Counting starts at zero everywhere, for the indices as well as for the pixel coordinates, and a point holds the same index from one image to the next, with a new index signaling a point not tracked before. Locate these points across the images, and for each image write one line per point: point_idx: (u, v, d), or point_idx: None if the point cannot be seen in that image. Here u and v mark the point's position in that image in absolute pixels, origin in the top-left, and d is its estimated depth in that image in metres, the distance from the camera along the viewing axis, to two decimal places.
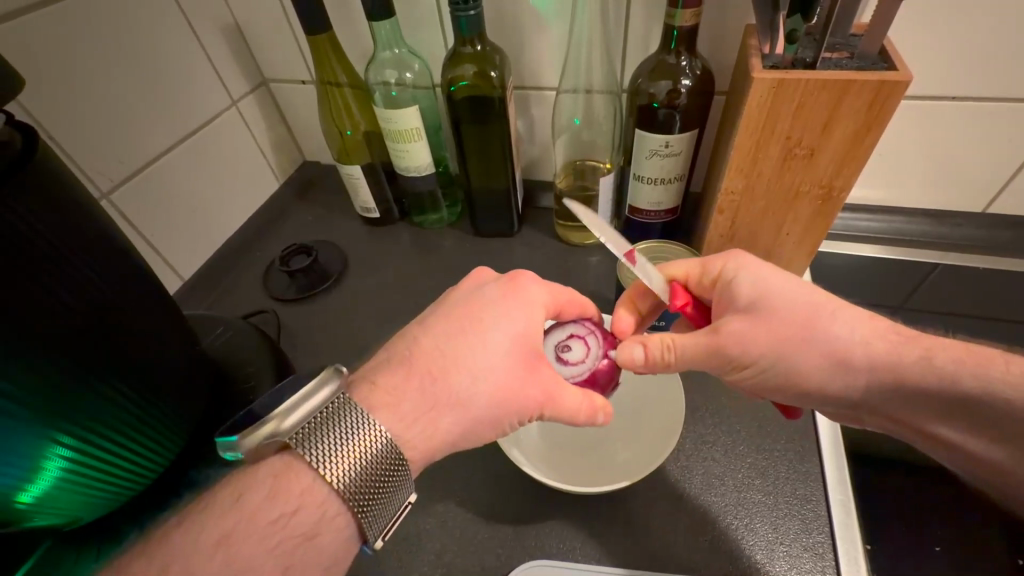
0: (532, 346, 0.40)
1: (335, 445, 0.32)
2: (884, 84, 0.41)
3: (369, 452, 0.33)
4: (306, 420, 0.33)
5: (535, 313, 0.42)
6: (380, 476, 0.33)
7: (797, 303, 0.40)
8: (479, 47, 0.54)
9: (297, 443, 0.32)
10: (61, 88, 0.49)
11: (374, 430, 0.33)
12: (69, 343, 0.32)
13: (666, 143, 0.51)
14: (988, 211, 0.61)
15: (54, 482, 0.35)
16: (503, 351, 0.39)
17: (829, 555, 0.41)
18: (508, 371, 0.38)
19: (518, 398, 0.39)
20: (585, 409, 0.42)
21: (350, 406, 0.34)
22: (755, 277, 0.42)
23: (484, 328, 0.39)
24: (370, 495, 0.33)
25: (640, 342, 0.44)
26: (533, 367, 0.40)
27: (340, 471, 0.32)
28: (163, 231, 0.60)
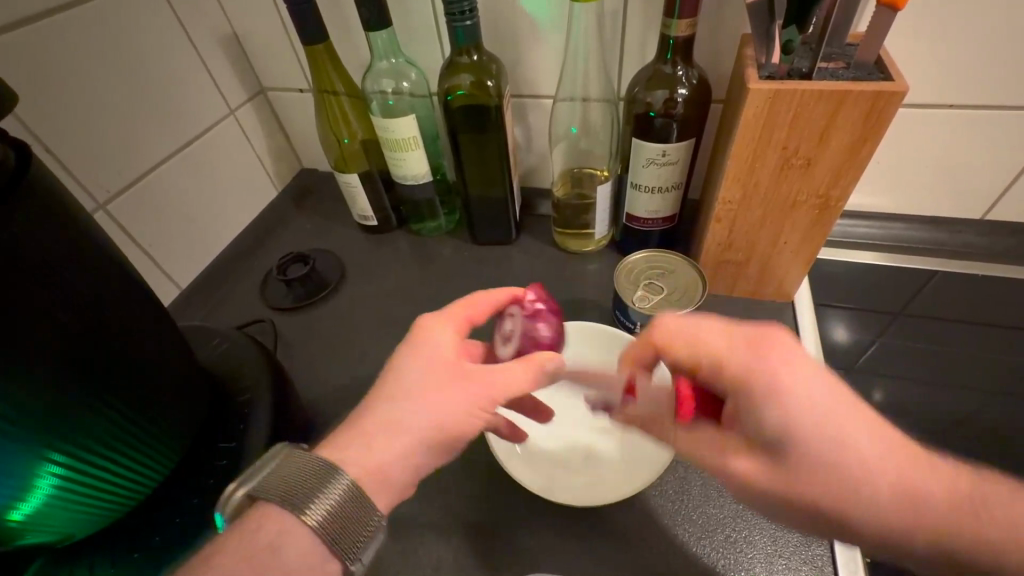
0: (448, 354, 0.42)
1: (293, 497, 0.34)
2: (881, 95, 0.41)
3: (333, 491, 0.34)
4: (262, 483, 0.35)
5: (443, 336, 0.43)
6: (346, 510, 0.34)
7: (823, 446, 0.34)
8: (475, 56, 0.54)
9: (259, 492, 0.34)
10: (59, 100, 0.49)
11: (330, 473, 0.35)
12: (63, 359, 0.32)
13: (663, 152, 0.51)
14: (988, 218, 0.61)
15: (47, 498, 0.35)
16: (422, 375, 0.40)
17: (829, 569, 0.41)
18: (435, 391, 0.39)
19: (462, 408, 0.40)
20: (531, 383, 0.43)
21: (301, 462, 0.36)
22: (783, 413, 0.34)
23: (401, 365, 0.41)
24: (340, 531, 0.34)
25: (631, 345, 0.44)
26: (458, 371, 0.41)
27: (308, 509, 0.34)
28: (160, 241, 0.60)
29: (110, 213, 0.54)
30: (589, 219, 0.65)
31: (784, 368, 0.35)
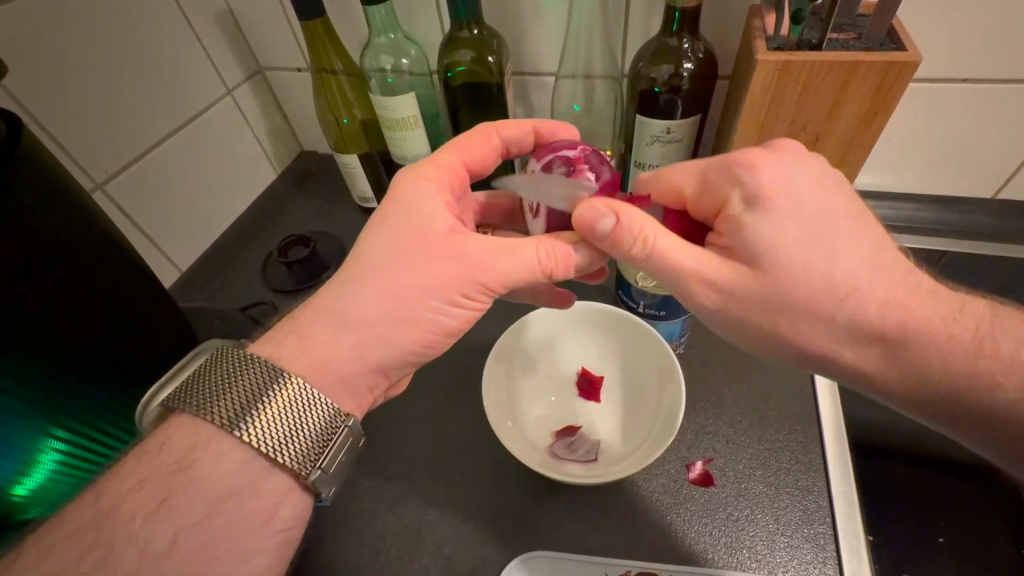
0: (438, 232, 0.37)
1: (216, 395, 0.33)
2: (892, 66, 0.40)
3: (259, 386, 0.33)
4: (180, 385, 0.33)
5: (433, 209, 0.38)
6: (279, 403, 0.33)
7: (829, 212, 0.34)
8: (477, 31, 0.53)
9: (177, 402, 0.32)
10: (52, 75, 0.48)
11: (253, 365, 0.34)
12: (60, 339, 0.32)
13: (667, 129, 0.50)
14: (999, 197, 0.60)
15: (48, 473, 0.35)
16: (398, 244, 0.36)
17: (830, 547, 0.41)
18: (400, 267, 0.36)
19: (432, 286, 0.36)
20: (545, 259, 0.38)
21: (222, 356, 0.34)
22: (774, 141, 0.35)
23: (363, 239, 0.37)
24: (293, 434, 0.33)
25: (614, 213, 0.36)
26: (455, 249, 0.37)
27: (248, 424, 0.32)
28: (159, 221, 0.60)
29: (108, 193, 0.54)
30: None
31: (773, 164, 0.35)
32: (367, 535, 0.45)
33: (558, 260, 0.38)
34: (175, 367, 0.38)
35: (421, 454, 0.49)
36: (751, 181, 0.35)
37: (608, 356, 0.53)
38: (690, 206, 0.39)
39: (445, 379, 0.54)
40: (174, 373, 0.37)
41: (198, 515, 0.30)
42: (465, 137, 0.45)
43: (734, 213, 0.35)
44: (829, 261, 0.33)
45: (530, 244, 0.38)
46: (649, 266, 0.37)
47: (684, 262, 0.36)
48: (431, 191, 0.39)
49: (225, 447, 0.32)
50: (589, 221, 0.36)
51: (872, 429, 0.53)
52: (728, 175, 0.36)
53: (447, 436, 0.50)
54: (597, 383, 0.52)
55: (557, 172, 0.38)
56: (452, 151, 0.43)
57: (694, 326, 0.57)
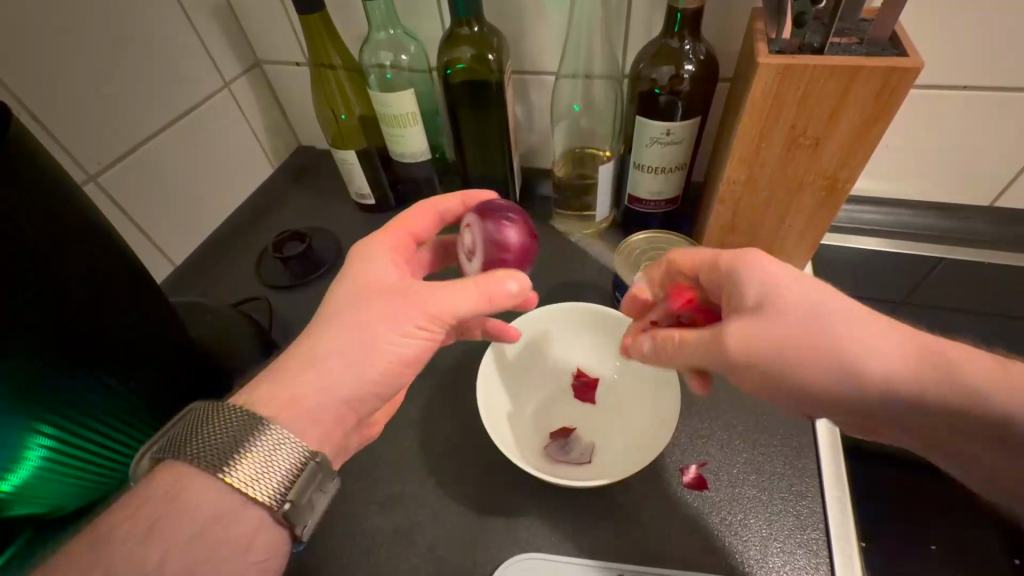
0: (382, 283, 0.39)
1: (209, 452, 0.31)
2: (894, 71, 0.40)
3: (255, 442, 0.32)
4: (171, 440, 0.32)
5: (383, 267, 0.40)
6: (279, 460, 0.32)
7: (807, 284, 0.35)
8: (476, 28, 0.52)
9: (168, 454, 0.32)
10: (44, 65, 0.47)
11: (246, 422, 0.32)
12: (53, 334, 0.31)
13: (668, 131, 0.50)
14: (996, 205, 0.60)
15: (35, 470, 0.35)
16: (345, 294, 0.38)
17: (824, 552, 0.41)
18: (353, 310, 0.37)
19: (384, 319, 0.37)
20: (484, 297, 0.39)
21: (211, 411, 0.33)
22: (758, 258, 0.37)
23: (328, 296, 0.39)
24: (277, 482, 0.32)
25: (649, 334, 0.43)
26: (398, 292, 0.38)
27: (239, 471, 0.31)
28: (153, 215, 0.59)
29: (101, 184, 0.53)
30: (590, 201, 0.64)
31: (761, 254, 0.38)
32: (359, 533, 0.45)
33: (498, 295, 0.40)
34: (160, 417, 0.36)
35: (415, 453, 0.49)
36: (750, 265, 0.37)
37: (606, 358, 0.53)
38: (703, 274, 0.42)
39: (439, 377, 0.54)
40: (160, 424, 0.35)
41: (185, 514, 0.30)
42: (409, 209, 0.47)
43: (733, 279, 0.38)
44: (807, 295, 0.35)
45: (467, 282, 0.39)
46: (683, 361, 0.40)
47: (702, 355, 0.38)
48: (380, 252, 0.42)
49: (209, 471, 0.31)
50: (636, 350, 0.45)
51: None
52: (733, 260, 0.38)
53: (440, 436, 0.50)
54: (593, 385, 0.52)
55: (508, 234, 0.43)
56: (399, 223, 0.46)
57: None
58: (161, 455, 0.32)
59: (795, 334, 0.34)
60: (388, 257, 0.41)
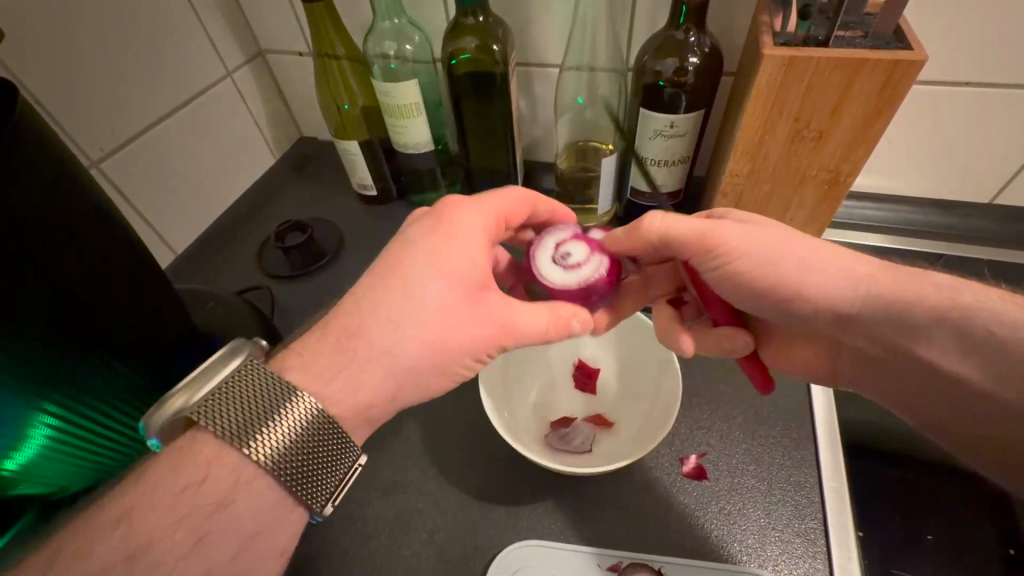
0: (475, 278, 0.38)
1: (242, 420, 0.32)
2: (898, 64, 0.40)
3: (285, 416, 0.32)
4: (212, 395, 0.32)
5: (469, 258, 0.38)
6: (304, 439, 0.33)
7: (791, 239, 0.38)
8: (481, 19, 0.52)
9: (201, 416, 0.31)
10: (48, 49, 0.47)
11: (282, 394, 0.33)
12: (57, 315, 0.31)
13: (671, 123, 0.50)
14: (996, 202, 0.60)
15: (39, 450, 0.35)
16: (427, 292, 0.36)
17: (821, 541, 0.41)
18: (434, 321, 0.36)
19: (446, 349, 0.37)
20: (554, 326, 0.41)
21: (256, 376, 0.33)
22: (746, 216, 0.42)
23: (410, 278, 0.37)
24: (303, 456, 0.33)
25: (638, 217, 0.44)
26: (478, 300, 0.38)
27: (261, 444, 0.31)
28: (155, 202, 0.59)
29: (104, 171, 0.53)
30: (592, 193, 0.64)
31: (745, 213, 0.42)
32: (359, 520, 0.45)
33: (563, 329, 0.42)
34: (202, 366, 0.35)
35: (415, 442, 0.49)
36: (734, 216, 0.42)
37: (607, 349, 0.53)
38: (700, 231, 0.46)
39: None
40: (200, 374, 0.34)
41: (188, 495, 0.30)
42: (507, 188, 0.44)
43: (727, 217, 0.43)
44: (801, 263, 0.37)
45: (542, 307, 0.41)
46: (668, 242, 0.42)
47: (688, 228, 0.41)
48: (468, 238, 0.39)
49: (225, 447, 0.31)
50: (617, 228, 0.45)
51: (863, 429, 0.53)
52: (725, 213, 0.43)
53: (441, 426, 0.50)
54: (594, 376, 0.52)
55: (597, 279, 0.44)
56: (504, 202, 0.43)
57: None
58: (195, 418, 0.31)
59: (771, 249, 0.38)
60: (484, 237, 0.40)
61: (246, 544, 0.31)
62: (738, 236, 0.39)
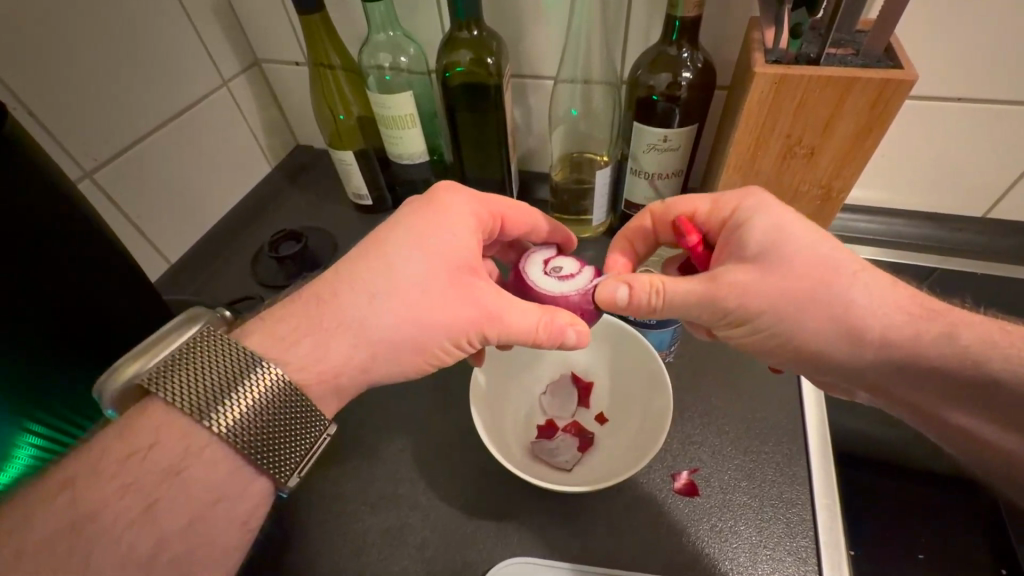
0: (465, 265, 0.39)
1: (198, 385, 0.32)
2: (889, 83, 0.40)
3: (248, 384, 0.32)
4: (166, 362, 0.32)
5: (461, 241, 0.40)
6: (268, 409, 0.33)
7: (805, 252, 0.38)
8: (475, 32, 0.52)
9: (155, 381, 0.31)
10: (43, 61, 0.47)
11: (243, 359, 0.33)
12: (42, 334, 0.31)
13: (665, 137, 0.50)
14: (989, 216, 0.60)
15: (26, 470, 0.35)
16: (416, 271, 0.37)
17: (812, 560, 0.41)
18: (417, 300, 0.37)
19: (438, 326, 0.37)
20: (543, 328, 0.40)
21: (214, 342, 0.33)
22: (767, 212, 0.40)
23: (398, 258, 0.37)
24: (265, 421, 0.33)
25: (626, 282, 0.41)
26: (467, 286, 0.39)
27: (221, 414, 0.31)
28: (148, 212, 0.59)
29: (97, 181, 0.53)
30: (588, 205, 0.63)
31: (770, 199, 0.41)
32: (348, 535, 0.45)
33: (554, 331, 0.40)
34: (156, 336, 0.35)
35: (406, 456, 0.49)
36: (750, 208, 0.41)
37: (598, 361, 0.53)
38: (705, 225, 0.44)
39: (433, 379, 0.54)
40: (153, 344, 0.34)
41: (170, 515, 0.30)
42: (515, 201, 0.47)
43: (742, 216, 0.41)
44: (827, 269, 0.37)
45: (535, 307, 0.40)
46: (670, 309, 0.41)
47: (693, 288, 0.39)
48: (466, 223, 0.41)
49: (200, 440, 0.31)
50: (607, 297, 0.42)
51: (857, 443, 0.53)
52: (740, 193, 0.42)
53: (433, 437, 0.50)
54: (587, 388, 0.52)
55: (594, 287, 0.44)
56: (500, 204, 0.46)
57: (684, 334, 0.57)
58: (147, 384, 0.31)
59: (795, 283, 0.38)
60: (470, 221, 0.42)
61: None
62: (752, 278, 0.38)
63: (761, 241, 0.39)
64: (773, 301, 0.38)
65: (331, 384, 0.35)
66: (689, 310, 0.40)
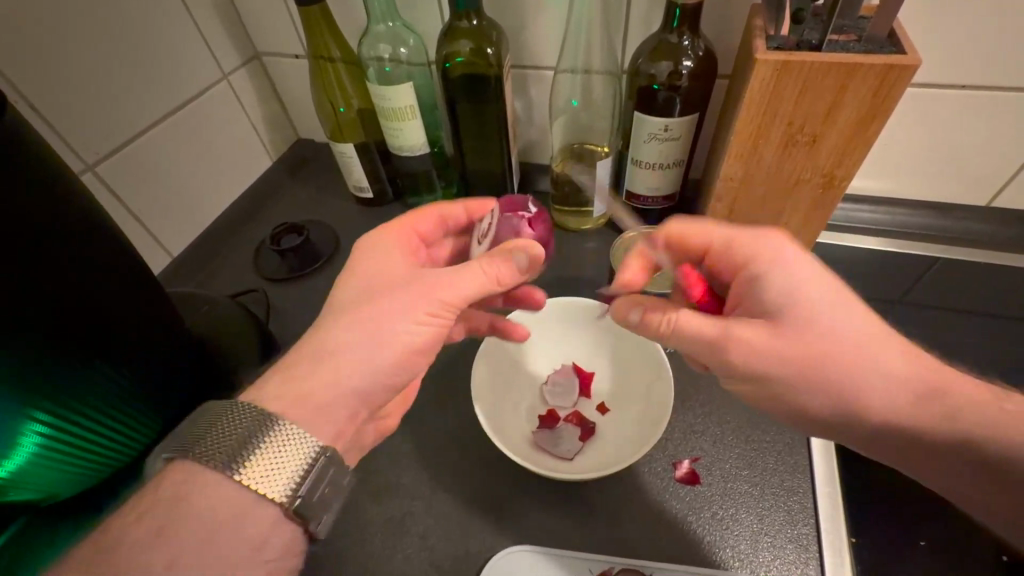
0: (398, 273, 0.39)
1: (219, 448, 0.32)
2: (892, 68, 0.40)
3: (265, 442, 0.32)
4: (185, 433, 0.33)
5: (393, 262, 0.40)
6: (290, 465, 0.33)
7: (820, 316, 0.36)
8: (475, 21, 0.52)
9: (178, 451, 0.32)
10: (43, 54, 0.47)
11: (257, 420, 0.33)
12: (46, 325, 0.32)
13: (665, 127, 0.50)
14: (992, 205, 0.60)
15: (31, 457, 0.35)
16: (352, 290, 0.38)
17: (813, 547, 0.41)
18: (372, 306, 0.37)
19: (399, 312, 0.37)
20: (490, 272, 0.40)
21: (224, 407, 0.34)
22: (785, 273, 0.37)
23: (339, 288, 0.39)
24: (289, 476, 0.33)
25: (641, 305, 0.43)
26: (412, 282, 0.39)
27: (248, 471, 0.32)
28: (150, 205, 0.59)
29: (99, 174, 0.53)
30: (589, 196, 0.63)
31: (792, 257, 0.38)
32: (351, 525, 0.45)
33: (499, 270, 0.40)
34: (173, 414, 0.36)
35: (408, 447, 0.49)
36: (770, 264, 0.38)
37: (599, 351, 0.53)
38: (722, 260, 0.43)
39: (435, 371, 0.54)
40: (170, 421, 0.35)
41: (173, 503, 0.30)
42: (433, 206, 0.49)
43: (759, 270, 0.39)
44: (833, 344, 0.35)
45: (473, 264, 0.40)
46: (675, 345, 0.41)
47: (703, 330, 0.38)
48: (392, 247, 0.42)
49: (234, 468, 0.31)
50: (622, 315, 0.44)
51: None
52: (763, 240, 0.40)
53: (435, 429, 0.50)
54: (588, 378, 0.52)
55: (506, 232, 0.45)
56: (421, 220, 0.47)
57: None
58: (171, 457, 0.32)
59: (801, 351, 0.35)
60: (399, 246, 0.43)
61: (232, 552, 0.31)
62: (762, 337, 0.36)
63: (778, 301, 0.37)
64: (781, 366, 0.36)
65: (332, 374, 0.35)
66: (695, 350, 0.40)
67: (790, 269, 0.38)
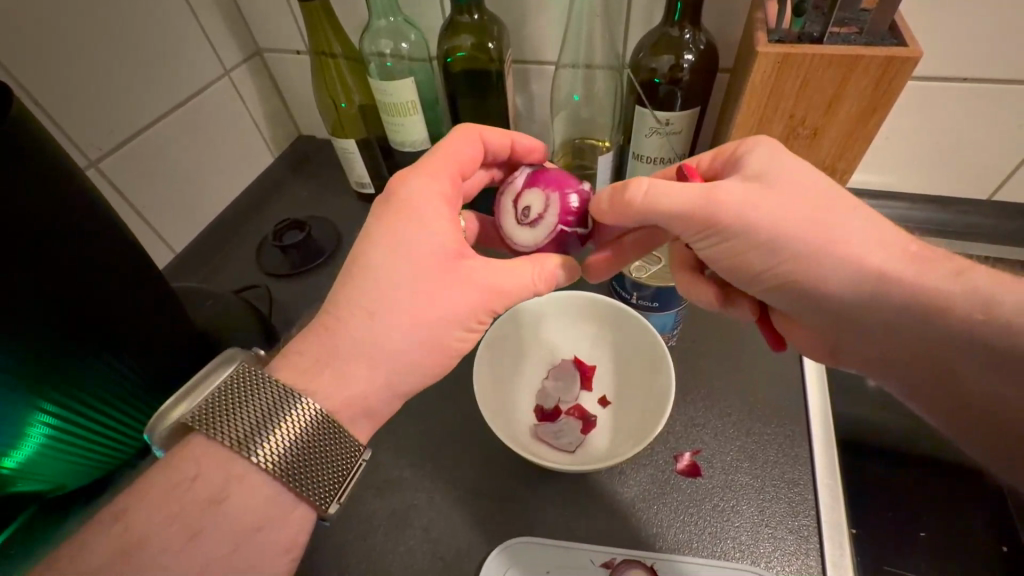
0: (445, 255, 0.37)
1: (241, 424, 0.32)
2: (894, 60, 0.40)
3: (287, 421, 0.32)
4: (204, 402, 0.33)
5: (430, 233, 0.38)
6: (308, 445, 0.33)
7: (805, 189, 0.35)
8: (477, 16, 0.52)
9: (198, 421, 0.32)
10: (46, 52, 0.47)
11: (279, 395, 0.33)
12: (54, 319, 0.32)
13: (667, 121, 0.50)
14: (994, 198, 0.60)
15: (39, 448, 0.36)
16: (387, 272, 0.36)
17: (814, 538, 0.41)
18: (398, 293, 0.36)
19: (435, 317, 0.36)
20: (539, 278, 0.41)
21: (246, 379, 0.33)
22: (767, 153, 0.37)
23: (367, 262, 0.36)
24: (306, 458, 0.33)
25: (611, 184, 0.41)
26: (451, 269, 0.37)
27: (266, 449, 0.32)
28: (152, 201, 0.59)
29: (102, 171, 0.53)
30: None
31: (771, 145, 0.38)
32: (355, 517, 0.45)
33: (547, 278, 0.42)
34: (193, 379, 0.36)
35: (411, 440, 0.49)
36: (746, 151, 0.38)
37: (600, 344, 0.53)
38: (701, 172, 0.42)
39: None
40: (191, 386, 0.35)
41: (178, 496, 0.30)
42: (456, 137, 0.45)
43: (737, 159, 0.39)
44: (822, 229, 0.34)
45: (525, 265, 0.41)
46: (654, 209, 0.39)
47: (684, 198, 0.37)
48: (430, 201, 0.39)
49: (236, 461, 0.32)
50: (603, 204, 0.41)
51: (859, 427, 0.53)
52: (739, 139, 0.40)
53: (438, 423, 0.50)
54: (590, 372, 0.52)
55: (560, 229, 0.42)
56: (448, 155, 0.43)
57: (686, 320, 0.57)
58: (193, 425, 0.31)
59: (794, 212, 0.35)
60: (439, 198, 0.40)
61: (237, 544, 0.31)
62: (743, 193, 0.36)
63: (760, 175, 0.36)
64: (776, 223, 0.35)
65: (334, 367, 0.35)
66: (680, 218, 0.38)
67: (773, 149, 0.37)
